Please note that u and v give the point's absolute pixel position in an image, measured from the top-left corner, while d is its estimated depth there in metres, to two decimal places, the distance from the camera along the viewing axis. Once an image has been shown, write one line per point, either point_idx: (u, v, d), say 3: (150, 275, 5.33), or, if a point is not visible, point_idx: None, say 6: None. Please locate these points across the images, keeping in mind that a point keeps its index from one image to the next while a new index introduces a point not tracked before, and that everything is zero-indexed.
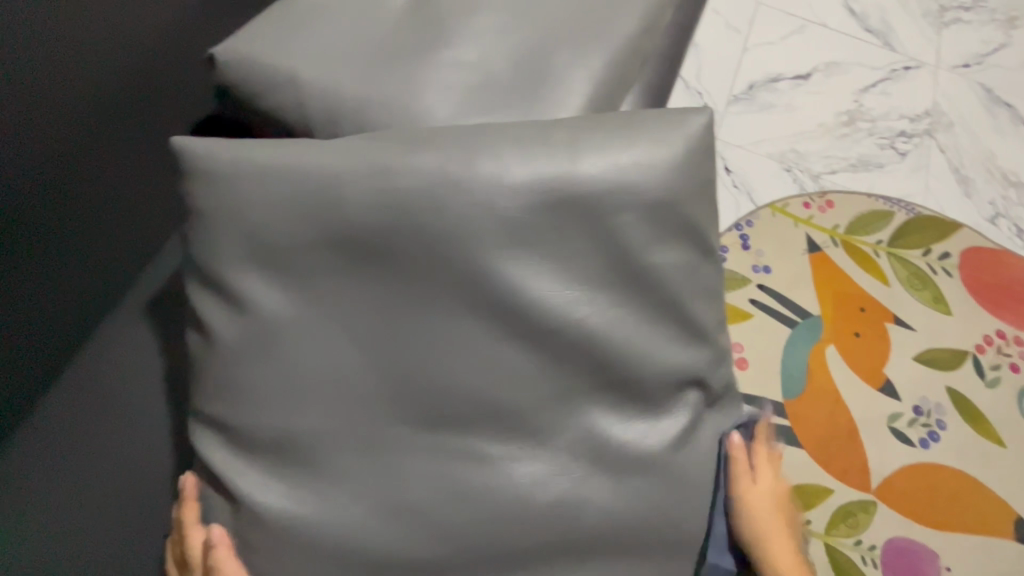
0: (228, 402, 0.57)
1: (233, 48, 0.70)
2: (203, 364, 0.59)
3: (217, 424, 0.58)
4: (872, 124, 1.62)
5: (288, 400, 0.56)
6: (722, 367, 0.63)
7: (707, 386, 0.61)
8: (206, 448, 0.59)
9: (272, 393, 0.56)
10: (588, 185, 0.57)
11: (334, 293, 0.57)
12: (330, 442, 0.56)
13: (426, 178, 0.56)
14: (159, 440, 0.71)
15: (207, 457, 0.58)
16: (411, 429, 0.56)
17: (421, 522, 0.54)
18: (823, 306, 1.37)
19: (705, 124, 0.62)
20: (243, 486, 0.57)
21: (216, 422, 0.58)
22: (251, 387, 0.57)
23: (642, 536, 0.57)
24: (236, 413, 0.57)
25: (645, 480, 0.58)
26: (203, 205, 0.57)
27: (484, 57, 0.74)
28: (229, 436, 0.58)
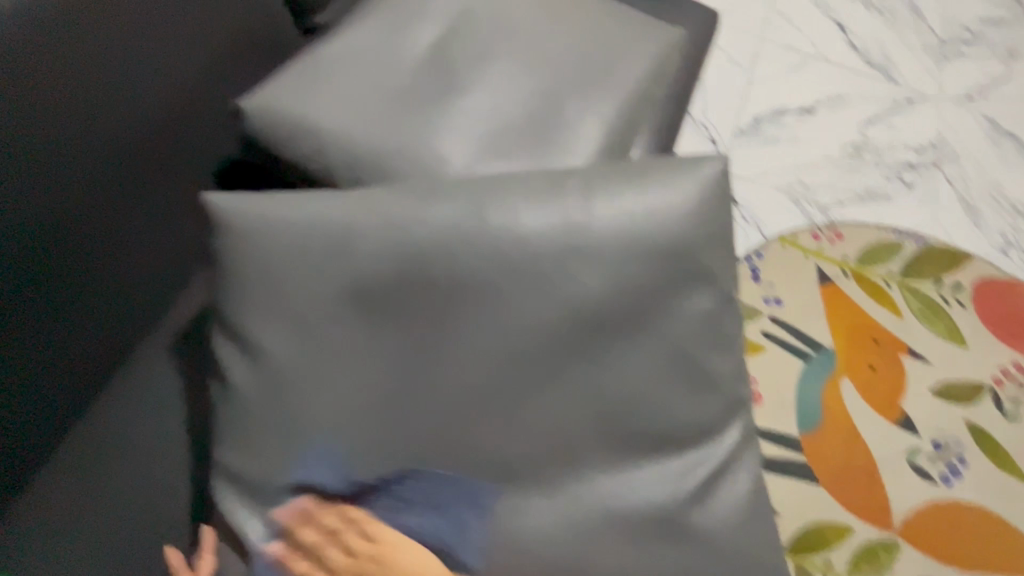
0: (248, 449, 0.58)
1: (258, 100, 0.73)
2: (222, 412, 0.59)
3: (235, 473, 0.58)
4: (878, 155, 1.63)
5: (307, 447, 0.57)
6: (742, 413, 0.63)
7: (724, 432, 0.61)
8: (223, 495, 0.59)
9: (291, 441, 0.57)
10: (602, 233, 0.59)
11: (354, 341, 0.58)
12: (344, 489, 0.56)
13: (445, 229, 0.57)
14: (175, 483, 0.71)
15: (224, 505, 0.58)
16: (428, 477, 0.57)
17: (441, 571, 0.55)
18: (835, 338, 1.37)
19: (717, 172, 0.63)
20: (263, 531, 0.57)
21: (234, 469, 0.58)
22: (271, 434, 0.57)
23: None
24: (254, 461, 0.57)
25: (664, 529, 0.57)
26: (228, 254, 0.58)
27: (498, 105, 0.76)
28: (247, 484, 0.58)
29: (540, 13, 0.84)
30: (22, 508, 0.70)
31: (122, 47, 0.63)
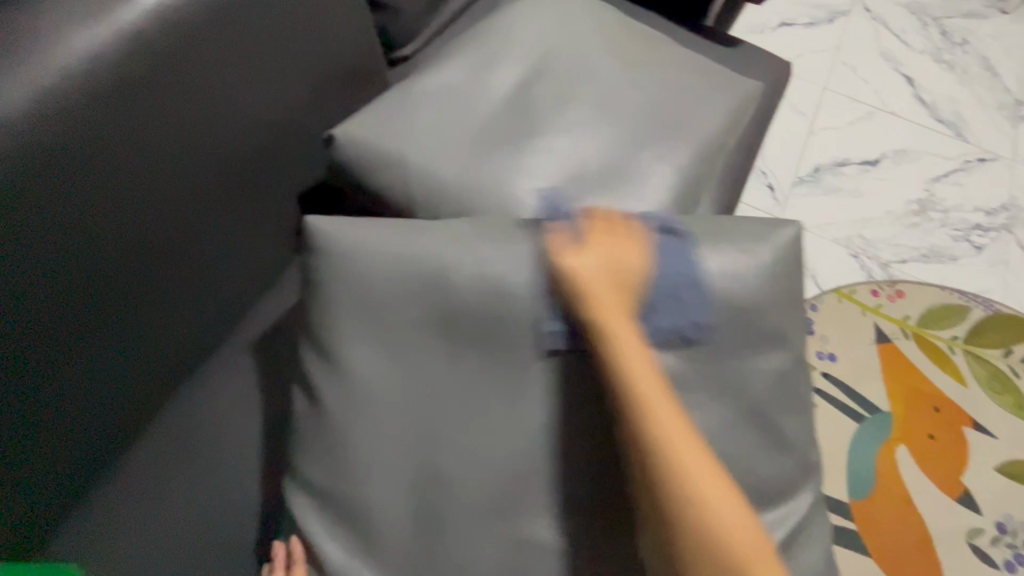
0: (316, 465, 0.59)
1: (348, 130, 0.77)
2: (301, 425, 0.61)
3: (308, 482, 0.59)
4: (945, 215, 1.58)
5: (369, 469, 0.58)
6: (807, 482, 0.61)
7: (797, 498, 0.60)
8: (288, 509, 0.60)
9: (364, 465, 0.58)
10: (676, 281, 0.58)
11: (426, 372, 0.59)
12: (402, 514, 0.57)
13: (526, 275, 0.60)
14: (234, 487, 0.73)
15: (297, 515, 0.59)
16: (486, 515, 0.58)
17: None
18: (892, 403, 1.31)
19: (794, 234, 0.63)
20: (320, 546, 0.57)
21: (309, 483, 0.59)
22: (338, 455, 0.58)
23: None
24: (326, 476, 0.58)
25: None
26: (320, 276, 0.61)
27: (576, 149, 0.78)
28: (319, 499, 0.59)
29: (617, 61, 0.86)
30: (99, 497, 0.73)
31: (240, 70, 0.66)
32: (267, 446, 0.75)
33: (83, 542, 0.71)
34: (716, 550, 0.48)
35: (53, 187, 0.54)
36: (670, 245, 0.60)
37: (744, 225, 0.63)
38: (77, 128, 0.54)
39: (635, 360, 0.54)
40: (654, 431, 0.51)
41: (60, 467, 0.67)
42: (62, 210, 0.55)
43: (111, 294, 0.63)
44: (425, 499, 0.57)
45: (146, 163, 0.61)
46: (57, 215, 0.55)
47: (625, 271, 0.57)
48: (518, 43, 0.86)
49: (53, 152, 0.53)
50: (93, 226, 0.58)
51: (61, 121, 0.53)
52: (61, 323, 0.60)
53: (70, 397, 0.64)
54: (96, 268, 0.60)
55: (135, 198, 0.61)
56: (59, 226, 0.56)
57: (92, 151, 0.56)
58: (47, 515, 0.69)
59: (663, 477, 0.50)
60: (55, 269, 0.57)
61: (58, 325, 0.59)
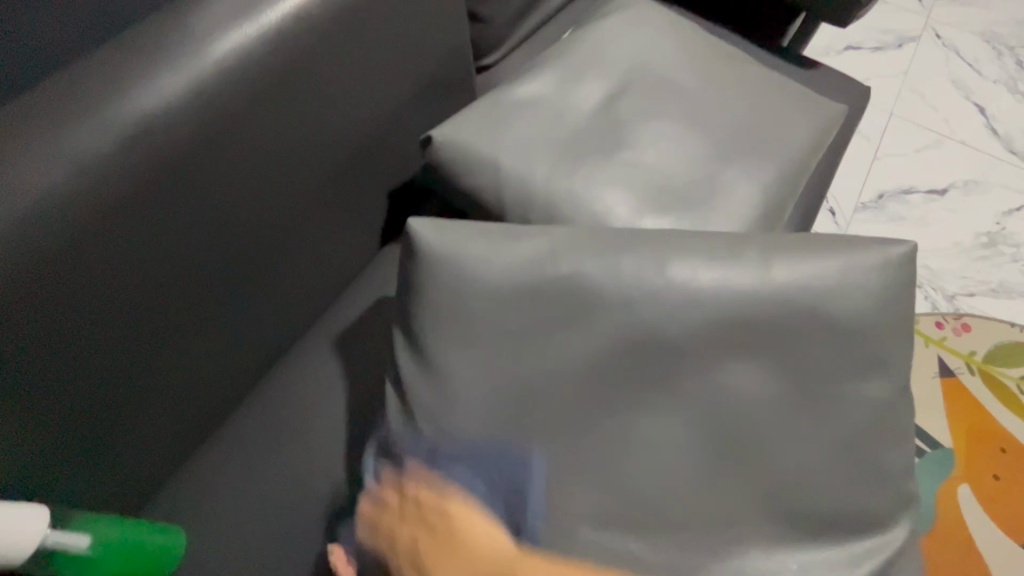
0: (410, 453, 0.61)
1: (444, 133, 0.80)
2: (396, 417, 0.63)
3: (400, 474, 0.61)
4: (1016, 249, 1.53)
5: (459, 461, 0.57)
6: (904, 512, 0.59)
7: (893, 533, 0.59)
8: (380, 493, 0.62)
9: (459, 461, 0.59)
10: (774, 295, 0.60)
11: (523, 373, 0.61)
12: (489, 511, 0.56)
13: (626, 284, 0.61)
14: (318, 467, 0.77)
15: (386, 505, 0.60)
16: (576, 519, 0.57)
17: None
18: (955, 439, 1.26)
19: (902, 255, 0.62)
20: None
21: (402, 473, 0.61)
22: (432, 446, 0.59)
23: None
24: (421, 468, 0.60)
25: None
26: (424, 271, 0.64)
27: (663, 163, 0.80)
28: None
29: (704, 78, 0.88)
30: (195, 467, 0.78)
31: (355, 74, 0.71)
32: (350, 435, 0.79)
33: (179, 508, 0.75)
34: None
35: (190, 167, 0.59)
36: (474, 474, 0.56)
37: (850, 245, 0.63)
38: (211, 120, 0.59)
39: None
40: None
41: (160, 438, 0.71)
42: (193, 189, 0.60)
43: (220, 278, 0.67)
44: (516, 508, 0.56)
45: (264, 155, 0.65)
46: (184, 199, 0.60)
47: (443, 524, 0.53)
48: (606, 59, 0.88)
49: (194, 139, 0.58)
50: (213, 212, 0.63)
51: (200, 113, 0.58)
52: (176, 302, 0.64)
53: (178, 371, 0.68)
54: (214, 252, 0.65)
55: (250, 188, 0.66)
56: (184, 210, 0.61)
57: (223, 138, 0.61)
58: (150, 482, 0.73)
59: None
60: (177, 250, 0.62)
61: (174, 303, 0.64)
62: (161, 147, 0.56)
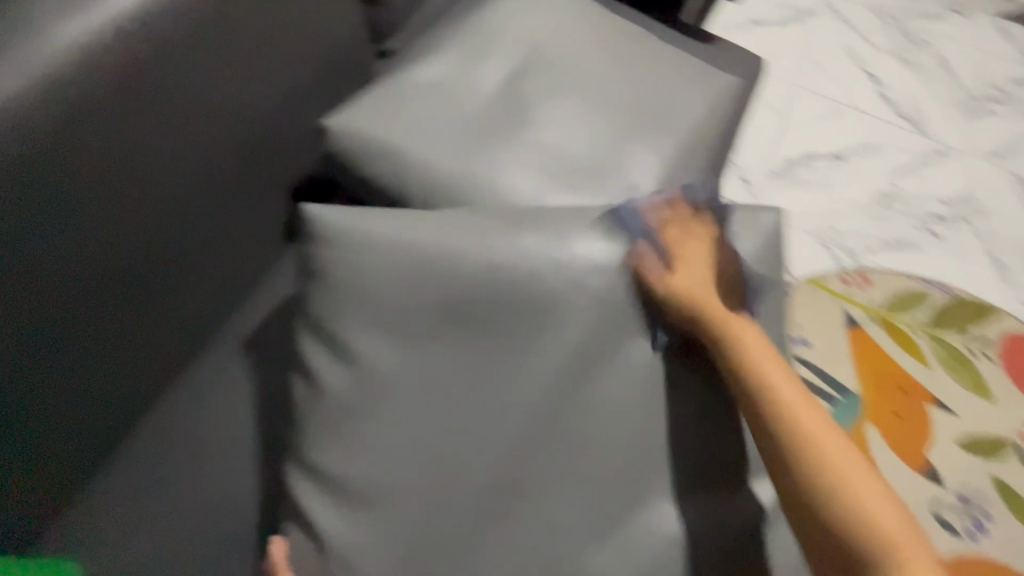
0: (314, 452, 0.58)
1: (339, 120, 0.77)
2: (303, 413, 0.59)
3: (310, 469, 0.57)
4: (908, 205, 1.66)
5: (368, 451, 0.56)
6: None
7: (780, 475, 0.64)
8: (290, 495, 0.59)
9: (363, 450, 0.56)
10: (667, 264, 0.66)
11: (426, 359, 0.59)
12: (397, 496, 0.55)
13: (527, 261, 0.62)
14: (234, 476, 0.73)
15: (299, 503, 0.57)
16: (487, 501, 0.56)
17: None
18: (862, 383, 1.37)
19: (772, 223, 0.71)
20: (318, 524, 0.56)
21: (311, 471, 0.57)
22: (337, 441, 0.57)
23: None
24: (333, 463, 0.57)
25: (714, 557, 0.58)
26: (320, 263, 0.61)
27: (565, 142, 0.81)
28: (322, 484, 0.57)
29: (602, 55, 0.89)
30: (97, 489, 0.72)
31: (243, 61, 0.68)
32: (264, 439, 0.75)
33: (83, 533, 0.70)
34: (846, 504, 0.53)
35: (53, 166, 0.54)
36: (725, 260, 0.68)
37: (737, 215, 0.71)
38: (72, 114, 0.54)
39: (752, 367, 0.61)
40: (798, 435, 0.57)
41: (50, 461, 0.65)
42: (69, 184, 0.56)
43: (108, 284, 0.63)
44: (421, 489, 0.56)
45: (142, 150, 0.61)
46: (54, 204, 0.55)
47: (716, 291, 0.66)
48: (509, 38, 0.88)
49: (53, 138, 0.53)
50: (90, 216, 0.58)
51: (57, 108, 0.53)
52: (56, 315, 0.59)
53: (67, 388, 0.63)
54: (96, 259, 0.61)
55: (131, 186, 0.61)
56: (55, 216, 0.56)
57: (100, 126, 0.57)
58: (43, 508, 0.67)
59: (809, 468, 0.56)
60: (53, 259, 0.57)
61: (55, 316, 0.59)
62: (25, 135, 0.52)
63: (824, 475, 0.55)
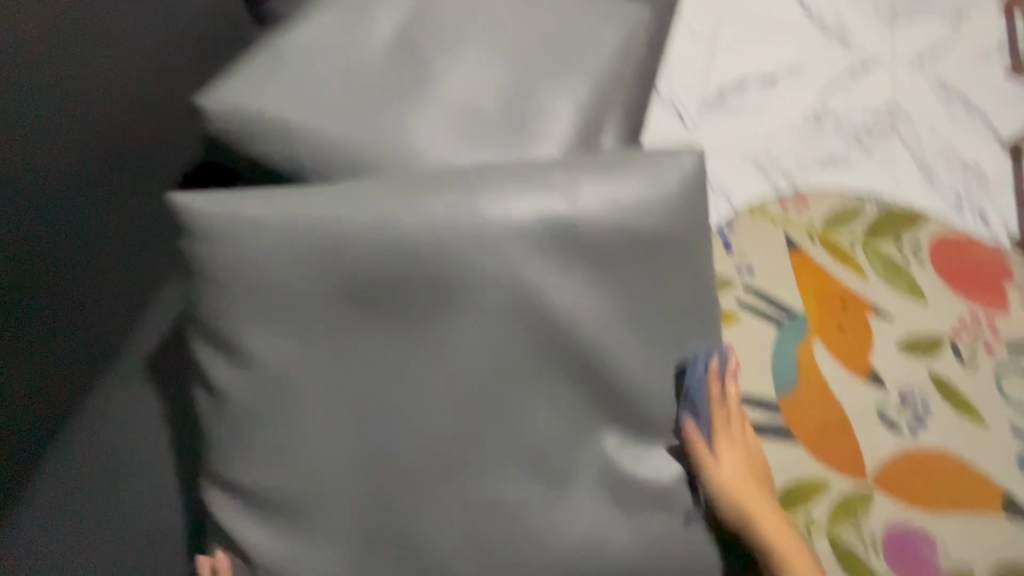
0: (232, 461, 0.55)
1: (214, 96, 0.70)
2: (210, 425, 0.56)
3: (229, 485, 0.55)
4: (838, 122, 1.67)
5: (287, 458, 0.54)
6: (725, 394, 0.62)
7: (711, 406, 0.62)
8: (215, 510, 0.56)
9: (285, 455, 0.54)
10: (584, 219, 0.58)
11: (336, 347, 0.55)
12: (321, 500, 0.54)
13: (427, 225, 0.56)
14: (160, 493, 0.68)
15: (223, 520, 0.56)
16: (418, 482, 0.54)
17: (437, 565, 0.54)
18: (806, 303, 1.40)
19: (696, 161, 0.62)
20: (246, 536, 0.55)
21: (228, 483, 0.55)
22: (255, 444, 0.54)
23: (653, 549, 0.57)
24: (251, 474, 0.54)
25: (651, 501, 0.59)
26: (198, 259, 0.55)
27: (468, 93, 0.74)
28: (245, 497, 0.55)
29: None
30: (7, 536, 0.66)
31: (88, 47, 0.62)
32: (184, 455, 0.69)
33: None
34: None
35: None
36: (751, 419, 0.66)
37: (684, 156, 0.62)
38: None
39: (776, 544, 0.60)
40: None
41: None
42: None
43: None
44: (344, 482, 0.54)
45: None
46: None
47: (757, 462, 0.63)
48: None
49: None
50: None
51: None
52: None
53: None
54: None
55: None
56: None
57: None
58: None
59: None
60: None
61: None
62: None
63: None
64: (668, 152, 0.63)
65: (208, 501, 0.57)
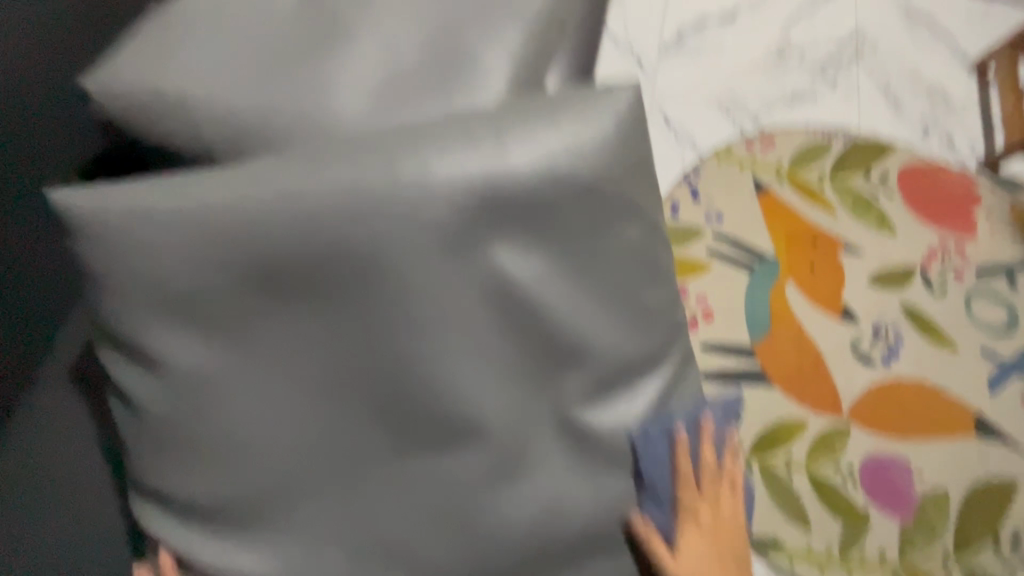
0: (160, 468, 0.54)
1: (104, 78, 0.63)
2: (131, 440, 0.55)
3: (156, 496, 0.54)
4: (801, 55, 1.61)
5: (214, 457, 0.53)
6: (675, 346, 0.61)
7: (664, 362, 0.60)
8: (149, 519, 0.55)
9: (211, 460, 0.53)
10: (517, 177, 0.53)
11: (257, 339, 0.53)
12: (258, 501, 0.53)
13: (340, 196, 0.52)
14: (99, 512, 0.62)
15: (149, 529, 0.55)
16: (362, 468, 0.54)
17: (390, 551, 0.53)
18: (777, 245, 1.38)
19: (634, 95, 0.57)
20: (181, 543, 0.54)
21: (162, 494, 0.54)
22: (180, 447, 0.53)
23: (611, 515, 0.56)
24: (178, 481, 0.53)
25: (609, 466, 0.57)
26: (94, 264, 0.53)
27: (390, 51, 0.68)
28: (173, 504, 0.54)
29: None
30: None
31: None
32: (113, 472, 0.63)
33: None
34: None
35: None
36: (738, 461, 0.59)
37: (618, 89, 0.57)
38: None
39: None
40: None
41: None
42: None
43: None
44: (281, 471, 0.53)
45: None
46: None
47: (732, 547, 0.58)
48: None
49: None
50: None
51: None
52: None
53: None
54: None
55: None
56: None
57: None
58: None
59: None
60: None
61: None
62: None
63: None
64: (605, 88, 0.57)
65: (142, 518, 0.56)
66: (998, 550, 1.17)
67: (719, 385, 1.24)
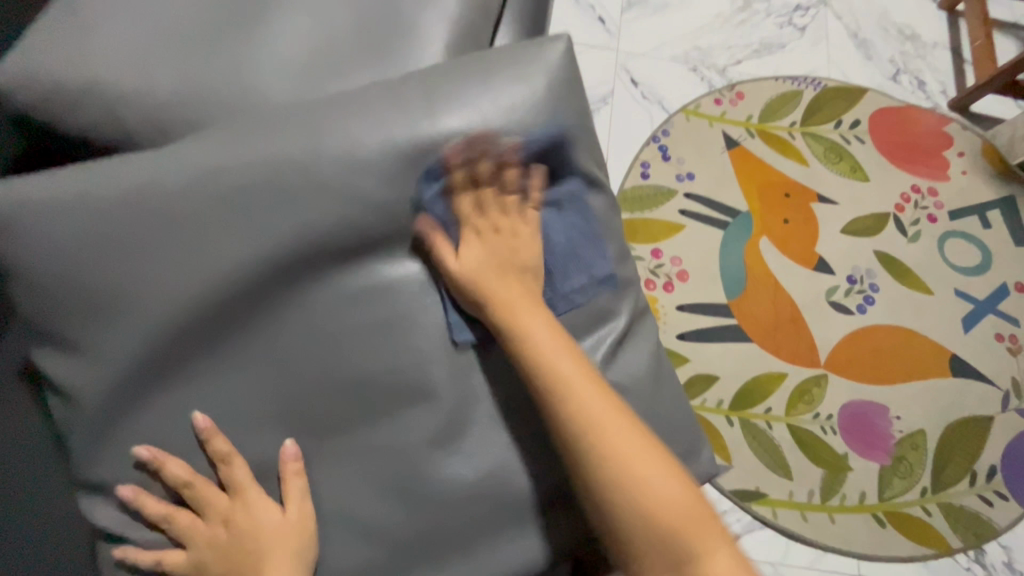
0: (100, 465, 0.51)
1: (12, 67, 0.59)
2: (68, 433, 0.52)
3: (98, 488, 0.52)
4: (767, 4, 1.57)
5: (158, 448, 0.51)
6: (629, 298, 0.60)
7: (616, 316, 0.59)
8: (92, 510, 0.52)
9: (156, 448, 0.51)
10: (447, 140, 0.53)
11: (190, 321, 0.51)
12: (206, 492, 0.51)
13: (266, 172, 0.51)
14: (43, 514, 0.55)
15: (96, 522, 0.52)
16: (315, 451, 0.53)
17: (350, 532, 0.52)
18: (749, 200, 1.36)
19: (565, 49, 0.58)
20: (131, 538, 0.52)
21: (106, 486, 0.51)
22: (121, 441, 0.51)
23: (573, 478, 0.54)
24: (119, 475, 0.51)
25: None
26: (8, 263, 0.51)
27: (318, 19, 0.64)
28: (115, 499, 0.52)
29: None
30: None
31: None
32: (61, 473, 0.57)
33: None
34: (600, 461, 0.45)
35: None
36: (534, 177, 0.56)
37: (549, 46, 0.58)
38: None
39: (518, 324, 0.51)
40: (560, 393, 0.48)
41: None
42: None
43: None
44: (230, 461, 0.51)
45: None
46: None
47: (515, 259, 0.54)
48: None
49: None
50: None
51: None
52: None
53: None
54: None
55: None
56: None
57: None
58: None
59: (569, 436, 0.47)
60: None
61: None
62: None
63: (574, 428, 0.47)
64: (536, 44, 0.58)
65: (87, 513, 0.52)
66: (975, 485, 1.19)
67: (698, 345, 1.24)
